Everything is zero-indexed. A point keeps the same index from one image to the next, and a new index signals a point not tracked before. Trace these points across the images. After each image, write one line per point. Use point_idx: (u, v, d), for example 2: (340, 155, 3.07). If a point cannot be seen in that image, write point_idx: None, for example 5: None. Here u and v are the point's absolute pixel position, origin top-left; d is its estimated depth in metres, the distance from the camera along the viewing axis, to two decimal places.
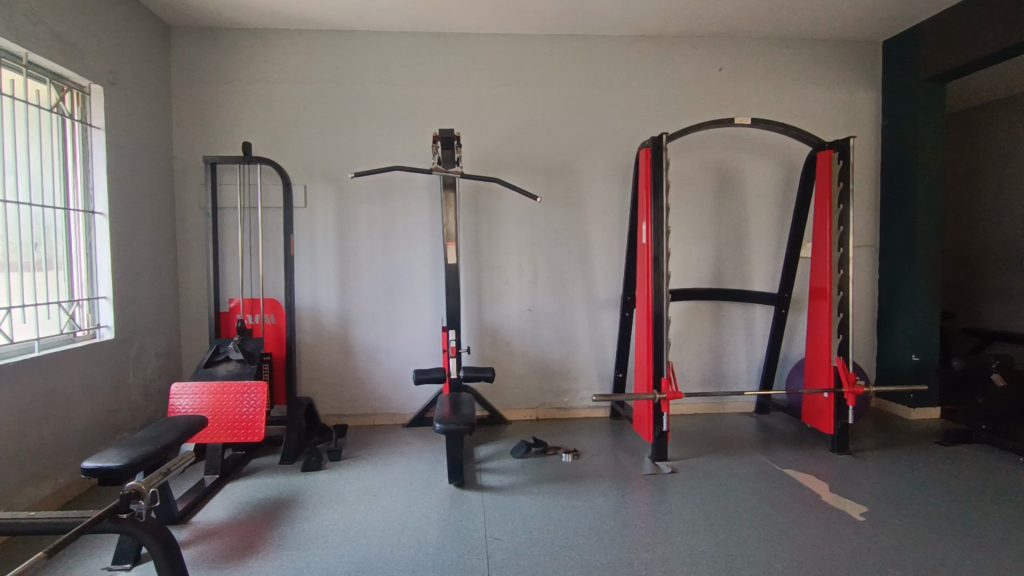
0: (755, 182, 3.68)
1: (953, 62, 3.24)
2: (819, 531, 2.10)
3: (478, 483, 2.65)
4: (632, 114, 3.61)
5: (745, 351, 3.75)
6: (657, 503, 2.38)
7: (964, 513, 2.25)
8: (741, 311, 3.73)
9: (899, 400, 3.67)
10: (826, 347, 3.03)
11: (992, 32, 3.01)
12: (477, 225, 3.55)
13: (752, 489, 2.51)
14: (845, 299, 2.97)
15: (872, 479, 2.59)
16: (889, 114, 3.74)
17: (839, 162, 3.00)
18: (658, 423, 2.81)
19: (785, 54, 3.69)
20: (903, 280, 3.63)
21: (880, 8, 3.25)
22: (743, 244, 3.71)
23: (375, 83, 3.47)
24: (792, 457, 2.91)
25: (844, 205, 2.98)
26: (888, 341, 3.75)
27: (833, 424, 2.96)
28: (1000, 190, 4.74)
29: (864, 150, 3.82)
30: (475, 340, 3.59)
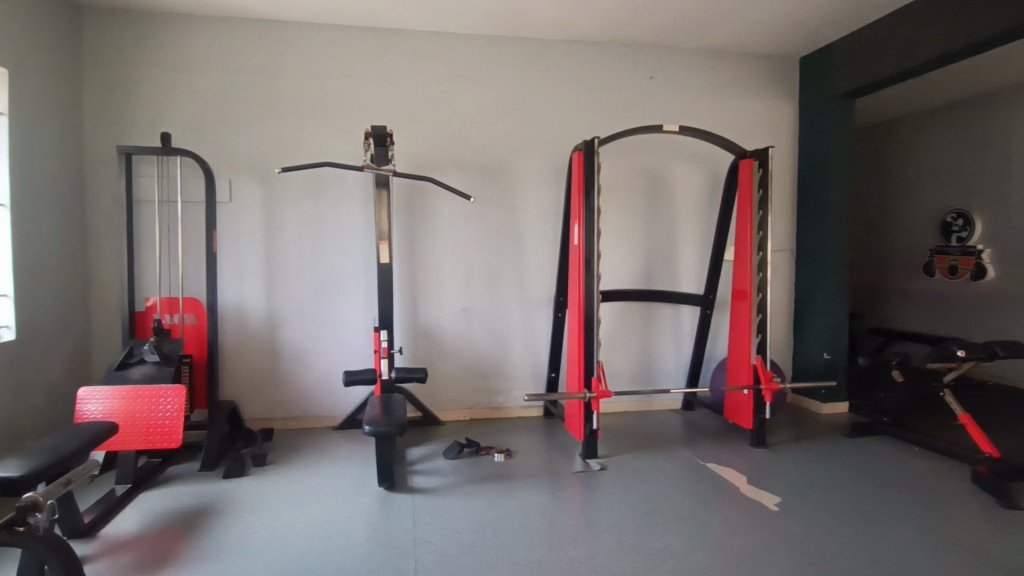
0: (682, 187, 3.82)
1: (859, 82, 3.48)
2: (736, 521, 2.21)
3: (409, 485, 2.61)
4: (566, 117, 3.67)
5: (672, 350, 3.88)
6: (587, 499, 2.43)
7: (866, 499, 2.41)
8: (669, 312, 3.86)
9: (812, 396, 3.90)
10: (747, 346, 3.18)
11: (889, 56, 3.27)
12: (411, 224, 3.51)
13: (676, 483, 2.60)
14: (764, 300, 3.13)
15: (787, 472, 2.74)
16: (805, 125, 3.96)
17: (759, 170, 3.16)
18: (589, 421, 2.87)
19: (711, 66, 3.84)
20: (817, 283, 3.86)
21: (797, 27, 3.45)
22: (672, 247, 3.84)
23: (306, 76, 3.37)
24: (715, 452, 3.03)
25: (764, 211, 3.14)
26: (803, 340, 3.98)
27: (752, 420, 3.11)
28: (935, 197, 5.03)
29: (782, 159, 4.03)
30: (408, 341, 3.54)
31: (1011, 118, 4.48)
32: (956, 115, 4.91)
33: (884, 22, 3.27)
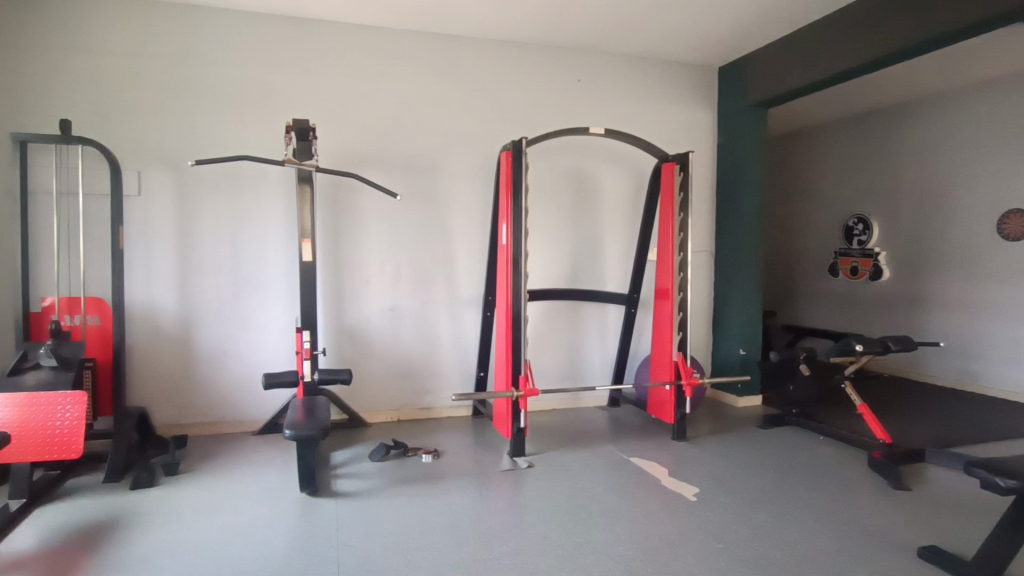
0: (608, 189, 3.92)
1: (771, 92, 3.69)
2: (656, 513, 2.28)
3: (332, 489, 2.54)
4: (495, 117, 3.68)
5: (599, 348, 3.97)
6: (514, 497, 2.45)
7: (775, 487, 2.56)
8: (595, 311, 3.94)
9: (729, 390, 4.09)
10: (668, 344, 3.29)
11: (797, 69, 3.48)
12: (336, 222, 3.41)
13: (601, 477, 2.67)
14: (684, 299, 3.25)
15: (705, 463, 2.86)
16: (722, 133, 4.15)
17: (680, 174, 3.28)
18: (517, 420, 2.89)
19: (636, 72, 3.96)
20: (733, 283, 4.06)
21: (715, 38, 3.61)
22: (598, 247, 3.93)
23: (224, 65, 3.21)
24: (638, 446, 3.12)
25: (685, 214, 3.26)
26: (721, 338, 4.16)
27: (673, 414, 3.22)
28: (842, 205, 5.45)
29: (702, 163, 4.18)
30: (333, 341, 3.44)
31: (904, 131, 4.88)
32: (857, 127, 5.29)
33: (793, 38, 3.48)
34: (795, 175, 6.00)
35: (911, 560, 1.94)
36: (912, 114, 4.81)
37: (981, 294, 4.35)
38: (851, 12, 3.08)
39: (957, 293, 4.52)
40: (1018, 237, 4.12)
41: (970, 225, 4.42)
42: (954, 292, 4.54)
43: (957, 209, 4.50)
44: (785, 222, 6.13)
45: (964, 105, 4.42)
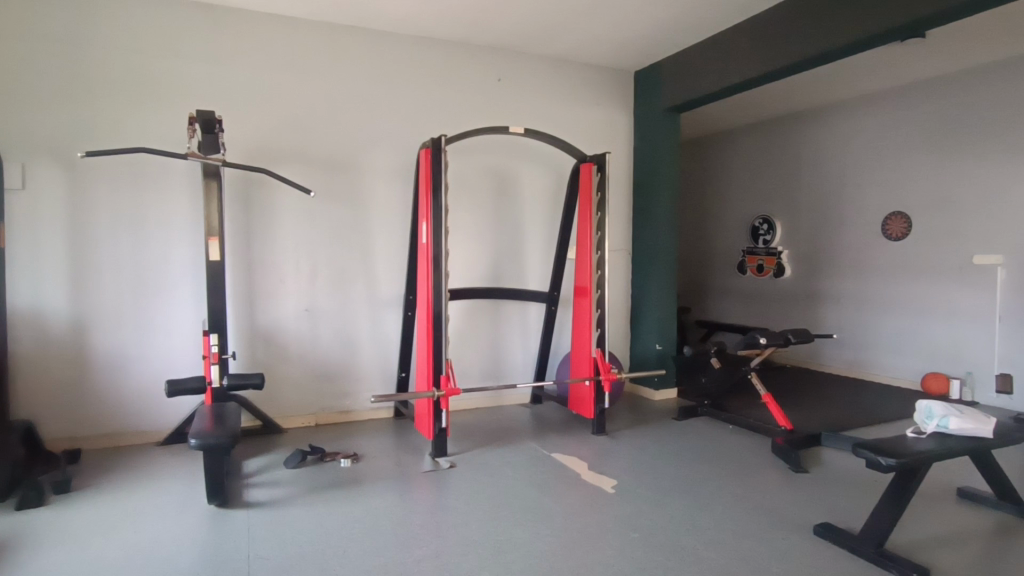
0: (529, 188, 3.96)
1: (683, 97, 3.85)
2: (576, 506, 2.33)
3: (243, 500, 2.43)
4: (416, 114, 3.63)
5: (521, 346, 4.01)
6: (436, 498, 2.43)
7: (688, 475, 2.67)
8: (517, 309, 3.98)
9: (646, 384, 4.24)
10: (588, 341, 3.36)
11: (707, 76, 3.64)
12: (248, 219, 3.26)
13: (522, 474, 2.69)
14: (602, 296, 3.33)
15: (623, 456, 2.94)
16: (639, 135, 4.29)
17: (598, 174, 3.37)
18: (438, 420, 2.87)
19: (556, 74, 4.03)
20: (649, 281, 4.21)
21: (631, 44, 3.72)
22: (519, 246, 3.97)
23: (122, 51, 2.99)
24: (560, 442, 3.17)
25: (602, 213, 3.35)
26: (639, 333, 4.30)
27: (593, 409, 3.30)
28: (748, 205, 5.78)
29: (619, 164, 4.31)
30: (245, 345, 3.28)
31: (803, 139, 5.22)
32: (763, 133, 5.61)
33: (703, 45, 3.64)
34: (705, 177, 6.30)
35: (809, 537, 2.07)
36: (810, 123, 5.16)
37: (870, 289, 4.72)
38: (755, 23, 3.25)
39: (849, 289, 4.88)
40: (900, 237, 4.50)
41: (860, 226, 4.79)
42: (846, 288, 4.91)
43: (849, 211, 4.87)
44: (697, 222, 6.43)
45: (855, 116, 4.79)
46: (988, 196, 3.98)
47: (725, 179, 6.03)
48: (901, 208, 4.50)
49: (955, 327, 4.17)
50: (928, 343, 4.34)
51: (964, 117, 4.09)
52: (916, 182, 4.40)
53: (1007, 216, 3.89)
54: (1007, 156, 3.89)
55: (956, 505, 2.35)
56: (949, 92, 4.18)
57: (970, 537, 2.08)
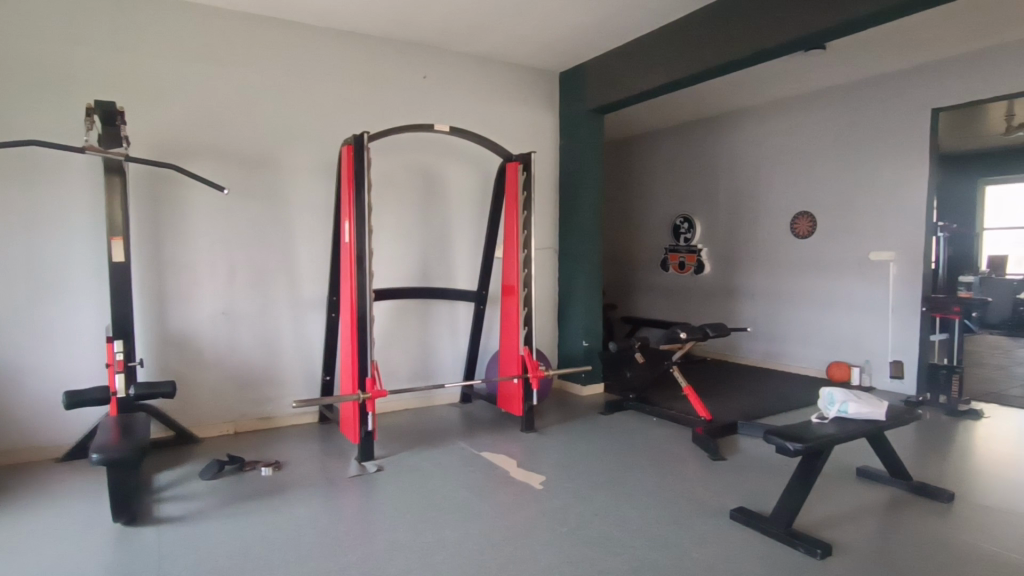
0: (456, 187, 3.95)
1: (605, 99, 3.94)
2: (505, 504, 2.34)
3: (153, 516, 2.28)
4: (339, 111, 3.54)
5: (450, 345, 3.99)
6: (363, 503, 2.38)
7: (614, 468, 2.74)
8: (445, 308, 3.95)
9: (574, 380, 4.32)
10: (516, 339, 3.38)
11: (628, 79, 3.74)
12: (157, 218, 3.07)
13: (452, 474, 2.68)
14: (529, 294, 3.36)
15: (551, 452, 2.98)
16: (564, 136, 4.36)
17: (523, 173, 3.40)
18: (365, 423, 2.80)
19: (482, 73, 4.03)
20: (575, 278, 4.28)
21: (555, 45, 3.78)
22: (446, 245, 3.94)
23: (10, 35, 2.74)
24: (489, 440, 3.18)
25: (529, 212, 3.38)
26: (566, 330, 4.37)
27: (522, 406, 3.32)
28: (669, 205, 6.00)
29: (545, 164, 4.36)
30: (155, 351, 3.08)
31: (719, 141, 5.47)
32: (681, 135, 5.84)
33: (624, 49, 3.74)
34: (629, 177, 6.49)
35: (725, 521, 2.17)
36: (725, 127, 5.41)
37: (780, 284, 5.01)
38: (672, 30, 3.37)
39: (762, 285, 5.16)
40: (806, 235, 4.79)
41: (771, 224, 5.07)
42: (759, 284, 5.18)
43: (761, 210, 5.14)
44: (621, 221, 6.61)
45: (765, 120, 5.06)
46: (883, 196, 4.31)
47: (648, 179, 6.23)
48: (807, 208, 4.80)
49: (855, 318, 4.49)
50: (831, 334, 4.65)
51: (861, 124, 4.41)
52: (819, 184, 4.70)
53: (899, 216, 4.22)
54: (898, 160, 4.22)
55: (856, 483, 2.53)
56: (847, 100, 4.49)
57: (868, 512, 2.24)
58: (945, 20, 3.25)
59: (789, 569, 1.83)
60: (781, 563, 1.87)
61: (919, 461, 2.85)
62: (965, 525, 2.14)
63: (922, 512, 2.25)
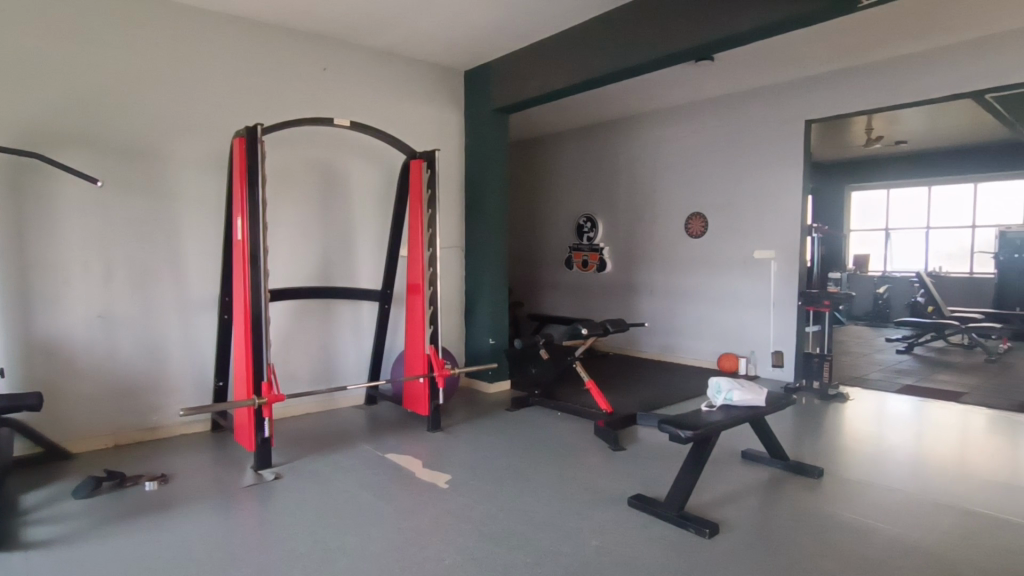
0: (359, 184, 3.85)
1: (510, 99, 3.99)
2: (410, 505, 2.32)
3: (16, 540, 2.06)
4: (231, 101, 3.34)
5: (353, 346, 3.89)
6: (261, 513, 2.27)
7: (519, 463, 2.78)
8: (348, 308, 3.85)
9: (481, 377, 4.35)
10: (421, 338, 3.35)
11: (532, 80, 3.79)
12: (18, 212, 2.76)
13: (355, 478, 2.62)
14: (434, 293, 3.34)
15: (458, 450, 2.98)
16: (469, 134, 4.37)
17: (428, 171, 3.38)
18: (261, 430, 2.67)
19: (385, 68, 3.95)
20: (481, 277, 4.31)
21: (459, 43, 3.77)
22: (349, 243, 3.83)
23: None
24: (395, 442, 3.13)
25: (433, 210, 3.35)
26: (472, 328, 4.38)
27: (428, 406, 3.30)
28: (572, 204, 6.17)
29: (450, 162, 4.34)
30: (18, 359, 2.77)
31: (619, 144, 5.69)
32: (583, 137, 6.02)
33: (527, 51, 3.80)
34: (533, 178, 6.61)
35: (624, 508, 2.27)
36: (624, 130, 5.64)
37: (675, 281, 5.29)
38: (573, 35, 3.46)
39: (658, 282, 5.43)
40: (698, 235, 5.09)
41: (667, 224, 5.34)
42: (656, 281, 5.44)
43: (658, 211, 5.41)
44: (526, 221, 6.72)
45: (661, 125, 5.33)
46: (764, 200, 4.66)
47: (552, 180, 6.38)
48: (699, 210, 5.10)
49: (741, 313, 4.83)
50: (720, 327, 4.98)
51: (745, 132, 4.75)
52: (709, 187, 5.01)
53: (777, 217, 4.58)
54: (777, 166, 4.58)
55: (741, 465, 2.73)
56: (733, 109, 4.82)
57: (751, 492, 2.42)
58: (815, 39, 3.56)
59: (680, 550, 1.94)
60: (674, 544, 1.98)
61: (795, 442, 3.11)
62: (832, 497, 2.37)
63: (797, 489, 2.46)
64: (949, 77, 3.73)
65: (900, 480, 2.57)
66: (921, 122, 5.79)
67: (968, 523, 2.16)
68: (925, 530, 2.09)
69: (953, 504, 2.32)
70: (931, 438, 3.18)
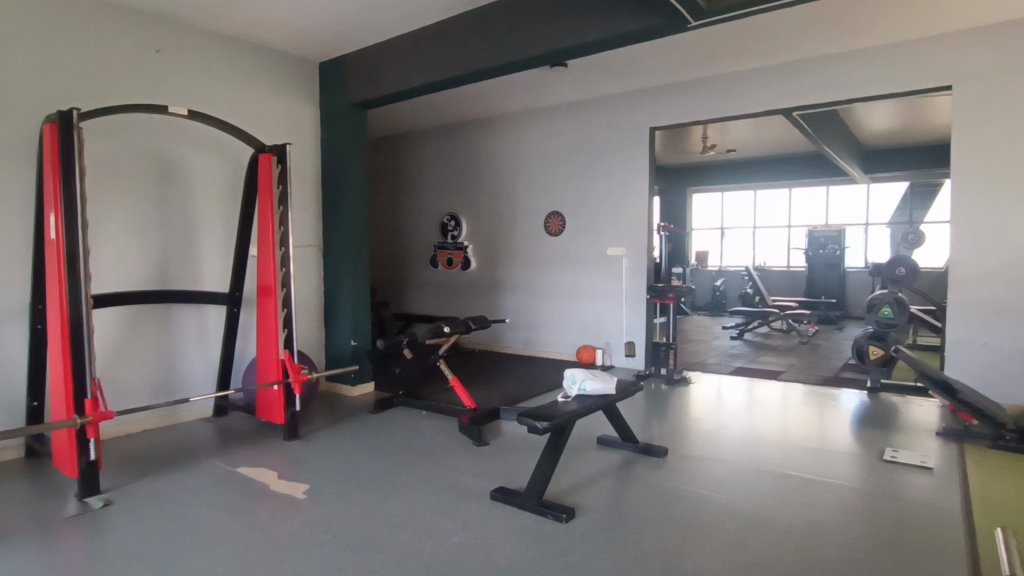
0: (201, 178, 3.55)
1: (367, 95, 3.88)
2: (265, 521, 2.18)
3: None
4: (41, 79, 2.92)
5: (198, 354, 3.58)
6: (88, 545, 2.02)
7: (383, 466, 2.74)
8: (191, 313, 3.54)
9: (343, 381, 4.22)
10: (274, 342, 3.16)
11: (390, 76, 3.72)
12: None
13: (201, 497, 2.41)
14: (288, 295, 3.17)
15: (317, 458, 2.86)
16: (325, 129, 4.20)
17: (278, 166, 3.20)
18: (86, 453, 2.38)
19: (229, 54, 3.68)
20: (340, 276, 4.16)
21: (311, 34, 3.61)
22: (191, 242, 3.52)
23: None
24: (247, 454, 2.94)
25: (284, 207, 3.18)
26: (332, 331, 4.23)
27: (284, 414, 3.13)
28: (436, 202, 6.15)
29: (304, 157, 4.14)
30: None
31: (481, 144, 5.77)
32: (446, 135, 6.02)
33: (385, 46, 3.72)
34: (396, 174, 6.50)
35: (487, 503, 2.31)
36: (485, 130, 5.73)
37: (537, 278, 5.48)
38: (431, 31, 3.45)
39: (521, 279, 5.59)
40: (557, 233, 5.31)
41: (527, 223, 5.51)
42: (519, 278, 5.60)
43: (518, 210, 5.56)
44: (389, 219, 6.60)
45: (520, 126, 5.49)
46: (615, 200, 4.97)
47: (414, 177, 6.31)
48: (557, 209, 5.32)
49: (597, 307, 5.11)
50: (578, 321, 5.24)
51: (597, 136, 5.03)
52: (566, 187, 5.25)
53: (627, 217, 4.91)
54: (626, 169, 4.90)
55: (596, 450, 2.90)
56: (586, 114, 5.08)
57: (604, 475, 2.58)
58: (656, 53, 3.86)
59: (539, 537, 2.03)
60: (533, 532, 2.07)
61: (644, 425, 3.36)
62: (674, 474, 2.59)
63: (644, 468, 2.67)
64: (766, 94, 4.23)
65: (732, 453, 2.87)
66: (746, 133, 6.50)
67: (783, 485, 2.47)
68: (749, 496, 2.36)
69: (774, 470, 2.64)
70: (757, 414, 3.59)
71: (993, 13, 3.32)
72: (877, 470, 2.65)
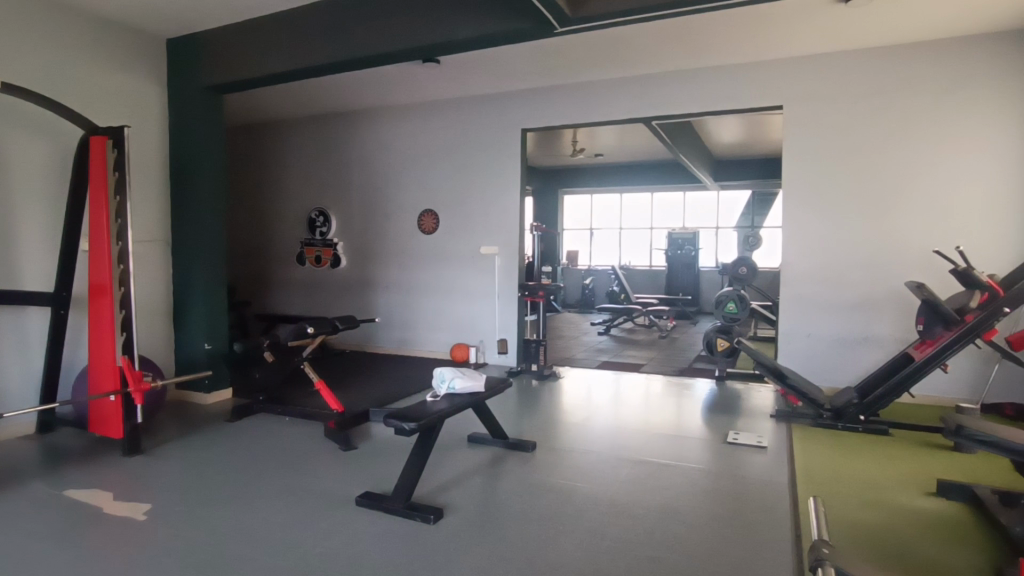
0: (19, 162, 3.10)
1: (223, 79, 3.60)
2: (98, 547, 1.95)
3: None
4: None
5: (16, 363, 3.12)
6: None
7: (240, 479, 2.54)
8: (5, 315, 3.07)
9: (195, 388, 3.88)
10: (110, 348, 2.83)
11: (250, 61, 3.47)
12: None
13: (18, 526, 2.10)
14: (127, 295, 2.85)
15: (163, 474, 2.60)
16: (174, 112, 3.84)
17: (114, 151, 2.88)
18: None
19: (57, 23, 3.24)
20: (191, 274, 3.82)
21: (157, 7, 3.27)
22: (6, 234, 3.06)
23: None
24: (77, 475, 2.60)
25: (121, 197, 2.85)
26: (182, 334, 3.87)
27: (122, 427, 2.82)
28: (303, 196, 5.85)
29: (149, 143, 3.75)
30: None
31: (352, 137, 5.56)
32: (315, 127, 5.74)
33: (245, 28, 3.47)
34: (258, 165, 6.08)
35: (353, 509, 2.23)
36: (357, 123, 5.54)
37: (410, 276, 5.39)
38: (296, 18, 3.26)
39: (393, 277, 5.47)
40: (431, 231, 5.26)
41: (401, 221, 5.41)
42: (391, 276, 5.48)
43: (391, 206, 5.44)
44: (250, 212, 6.16)
45: (393, 121, 5.36)
46: (488, 199, 5.01)
47: (279, 168, 5.95)
48: (430, 207, 5.27)
49: (470, 305, 5.14)
50: (452, 320, 5.23)
51: (472, 134, 5.04)
52: (440, 185, 5.21)
53: (500, 216, 4.97)
54: (500, 167, 4.96)
55: (466, 449, 2.91)
56: (461, 112, 5.07)
57: (474, 473, 2.59)
58: (529, 56, 3.94)
59: (406, 540, 1.99)
60: (401, 535, 2.03)
61: (515, 421, 3.42)
62: (542, 467, 2.67)
63: (514, 463, 2.72)
64: (630, 103, 4.48)
65: (597, 444, 3.01)
66: (613, 139, 6.84)
67: (640, 471, 2.63)
68: (612, 483, 2.48)
69: (634, 457, 2.81)
70: (620, 405, 3.79)
71: (820, 43, 3.76)
72: (723, 452, 2.91)
